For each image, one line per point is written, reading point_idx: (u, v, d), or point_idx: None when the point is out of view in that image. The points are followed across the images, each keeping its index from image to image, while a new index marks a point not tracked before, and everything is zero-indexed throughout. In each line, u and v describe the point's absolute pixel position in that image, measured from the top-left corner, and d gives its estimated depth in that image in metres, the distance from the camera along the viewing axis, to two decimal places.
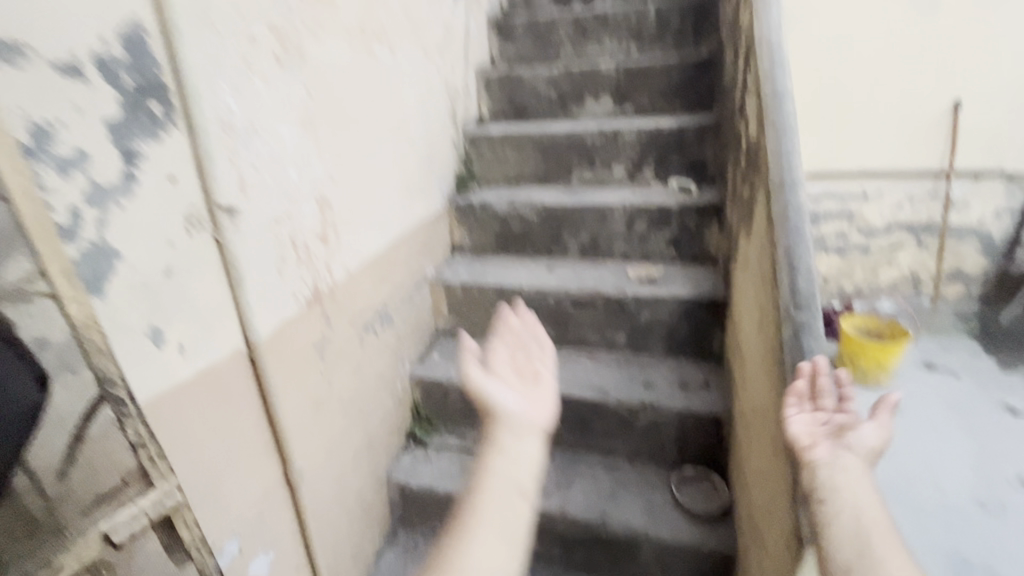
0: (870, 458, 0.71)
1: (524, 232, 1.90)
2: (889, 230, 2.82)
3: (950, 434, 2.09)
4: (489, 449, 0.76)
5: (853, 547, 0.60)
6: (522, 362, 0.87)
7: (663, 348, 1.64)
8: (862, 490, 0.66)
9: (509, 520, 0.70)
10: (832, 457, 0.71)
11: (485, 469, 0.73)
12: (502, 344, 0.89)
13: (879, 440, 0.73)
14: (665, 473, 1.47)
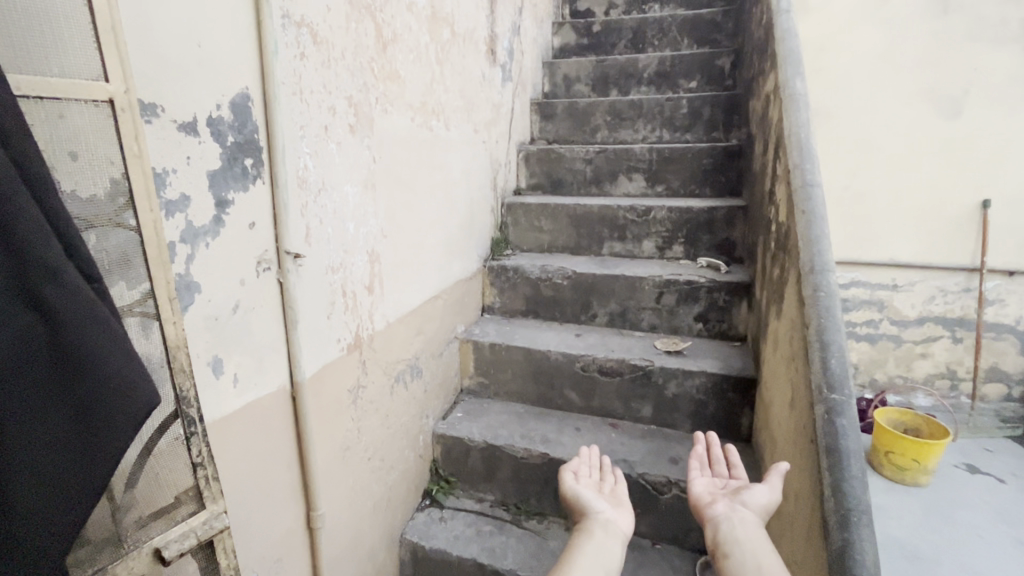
0: (760, 512, 0.88)
1: (554, 298, 1.95)
2: (921, 322, 2.79)
3: (1000, 545, 1.93)
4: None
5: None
6: (610, 489, 1.09)
7: (690, 423, 1.62)
8: (754, 537, 0.84)
9: None
10: (731, 512, 0.88)
11: None
12: (589, 486, 1.09)
13: (768, 497, 0.89)
14: (690, 557, 1.41)
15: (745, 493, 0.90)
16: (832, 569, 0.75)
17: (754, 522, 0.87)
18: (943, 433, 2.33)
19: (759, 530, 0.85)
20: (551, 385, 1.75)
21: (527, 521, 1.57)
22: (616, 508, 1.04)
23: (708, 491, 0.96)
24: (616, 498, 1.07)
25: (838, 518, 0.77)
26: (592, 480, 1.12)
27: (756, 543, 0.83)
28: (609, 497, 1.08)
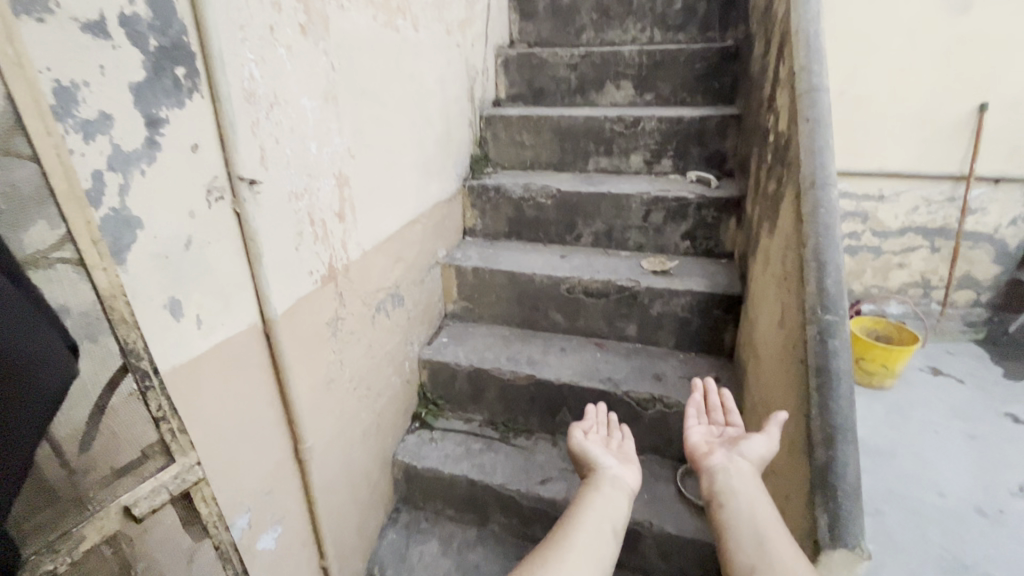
0: (756, 463, 0.86)
1: (538, 218, 1.88)
2: (902, 232, 2.80)
3: (953, 440, 2.08)
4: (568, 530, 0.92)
5: (749, 542, 0.76)
6: (618, 443, 1.12)
7: (674, 341, 1.63)
8: (752, 491, 0.82)
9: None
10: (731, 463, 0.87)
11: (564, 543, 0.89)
12: (596, 442, 1.11)
13: (765, 447, 0.87)
14: (671, 466, 1.48)
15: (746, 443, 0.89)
16: (815, 484, 0.77)
17: (753, 474, 0.85)
18: (913, 340, 2.41)
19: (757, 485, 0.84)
20: (537, 308, 1.73)
21: (514, 439, 1.61)
22: (623, 465, 1.06)
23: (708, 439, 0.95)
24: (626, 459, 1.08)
25: (823, 436, 0.78)
26: (598, 436, 1.14)
27: (754, 496, 0.82)
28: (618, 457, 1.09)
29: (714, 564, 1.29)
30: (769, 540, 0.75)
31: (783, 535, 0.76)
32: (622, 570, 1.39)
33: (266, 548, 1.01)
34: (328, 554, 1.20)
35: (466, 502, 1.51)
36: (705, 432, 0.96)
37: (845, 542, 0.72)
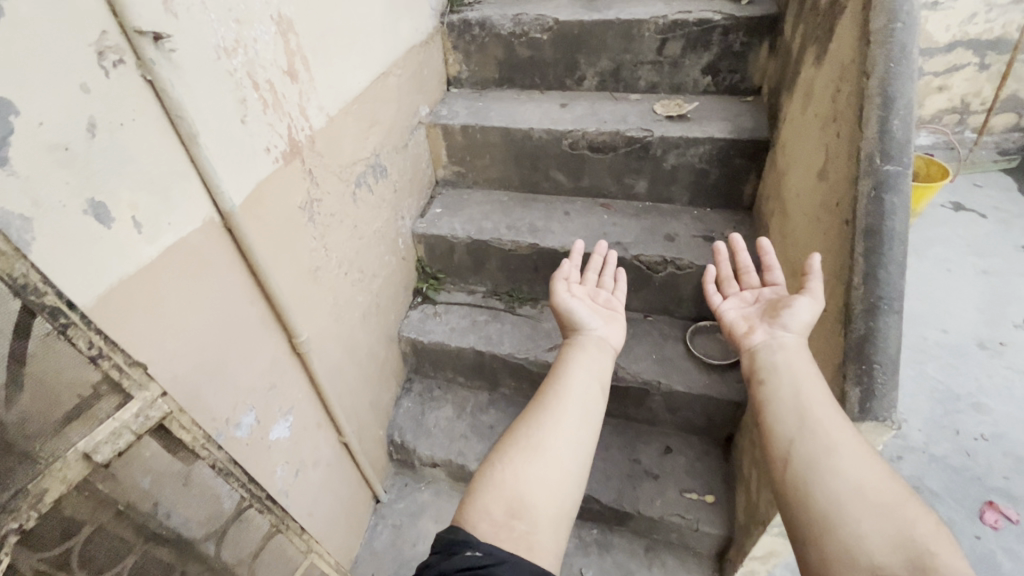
0: (803, 329, 0.78)
1: (533, 58, 1.60)
2: (951, 48, 2.43)
3: (963, 276, 2.05)
4: (568, 377, 0.82)
5: (791, 415, 0.70)
6: (606, 297, 1.00)
7: (689, 196, 1.49)
8: (799, 365, 0.75)
9: (572, 445, 0.74)
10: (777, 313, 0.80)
11: (563, 390, 0.80)
12: (583, 292, 0.99)
13: (810, 311, 0.78)
14: (680, 326, 1.45)
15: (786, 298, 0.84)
16: (847, 356, 0.72)
17: (794, 346, 0.77)
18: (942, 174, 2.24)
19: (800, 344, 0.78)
20: (537, 167, 1.56)
21: (520, 307, 1.57)
22: (611, 320, 0.95)
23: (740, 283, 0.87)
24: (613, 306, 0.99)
25: (864, 306, 0.70)
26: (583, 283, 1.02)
27: (803, 371, 0.74)
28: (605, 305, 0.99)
29: (720, 416, 1.33)
30: (815, 409, 0.69)
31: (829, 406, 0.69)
32: (629, 422, 1.45)
33: (280, 437, 1.02)
34: (345, 431, 1.23)
35: (476, 370, 1.54)
36: (738, 307, 0.87)
37: (877, 417, 0.69)
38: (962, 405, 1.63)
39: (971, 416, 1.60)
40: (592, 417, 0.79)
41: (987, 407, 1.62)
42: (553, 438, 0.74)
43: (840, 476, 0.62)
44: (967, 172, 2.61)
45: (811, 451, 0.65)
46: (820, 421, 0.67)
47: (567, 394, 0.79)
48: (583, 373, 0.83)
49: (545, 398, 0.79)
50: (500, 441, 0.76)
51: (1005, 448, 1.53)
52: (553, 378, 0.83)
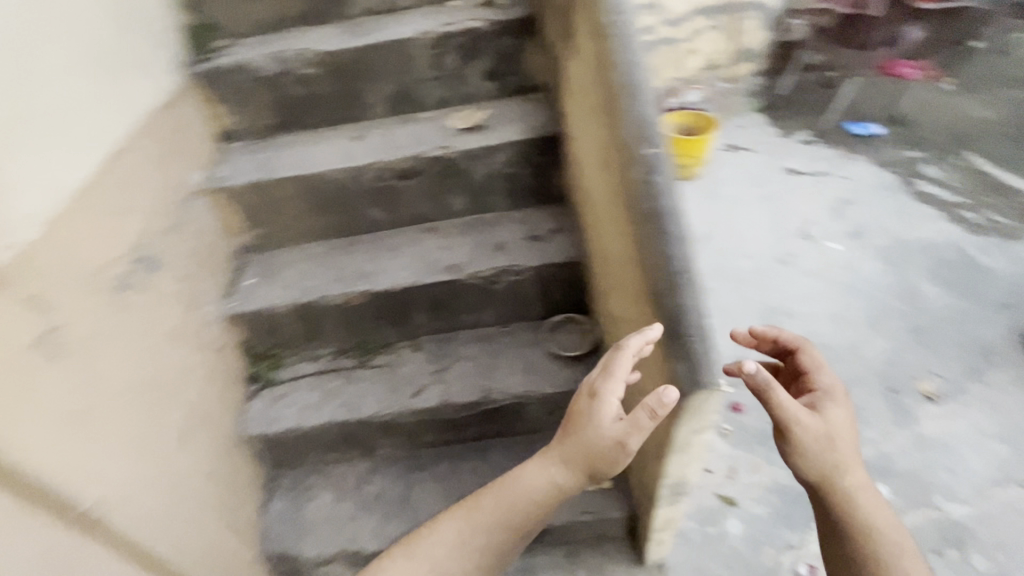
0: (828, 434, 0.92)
1: (309, 96, 1.48)
2: (688, 17, 2.83)
3: (750, 206, 2.38)
4: (517, 480, 1.00)
5: (827, 468, 0.91)
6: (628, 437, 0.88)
7: (507, 201, 1.49)
8: (829, 438, 0.92)
9: (444, 546, 0.97)
10: (812, 442, 0.91)
11: (501, 494, 1.00)
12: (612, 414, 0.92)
13: (838, 424, 0.93)
14: (536, 328, 1.45)
15: (834, 415, 0.94)
16: (668, 336, 0.74)
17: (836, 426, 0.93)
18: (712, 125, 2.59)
19: (849, 469, 0.91)
20: (348, 209, 1.45)
21: (374, 359, 1.45)
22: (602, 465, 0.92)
23: (774, 393, 0.90)
24: (612, 452, 0.89)
25: (667, 287, 0.73)
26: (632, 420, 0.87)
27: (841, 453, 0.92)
28: (610, 446, 0.89)
29: None
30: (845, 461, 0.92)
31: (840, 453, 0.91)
32: (519, 436, 1.43)
33: None
34: None
35: (344, 442, 1.39)
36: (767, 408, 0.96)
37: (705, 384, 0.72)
38: (780, 317, 1.89)
39: (787, 325, 1.86)
40: (488, 534, 0.99)
41: (797, 313, 1.89)
42: (444, 530, 0.99)
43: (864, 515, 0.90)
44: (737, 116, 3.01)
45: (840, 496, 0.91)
46: (845, 466, 0.91)
47: (496, 493, 1.00)
48: (527, 496, 0.98)
49: (494, 493, 1.01)
50: (431, 525, 1.00)
51: (818, 342, 1.79)
52: (518, 469, 1.01)
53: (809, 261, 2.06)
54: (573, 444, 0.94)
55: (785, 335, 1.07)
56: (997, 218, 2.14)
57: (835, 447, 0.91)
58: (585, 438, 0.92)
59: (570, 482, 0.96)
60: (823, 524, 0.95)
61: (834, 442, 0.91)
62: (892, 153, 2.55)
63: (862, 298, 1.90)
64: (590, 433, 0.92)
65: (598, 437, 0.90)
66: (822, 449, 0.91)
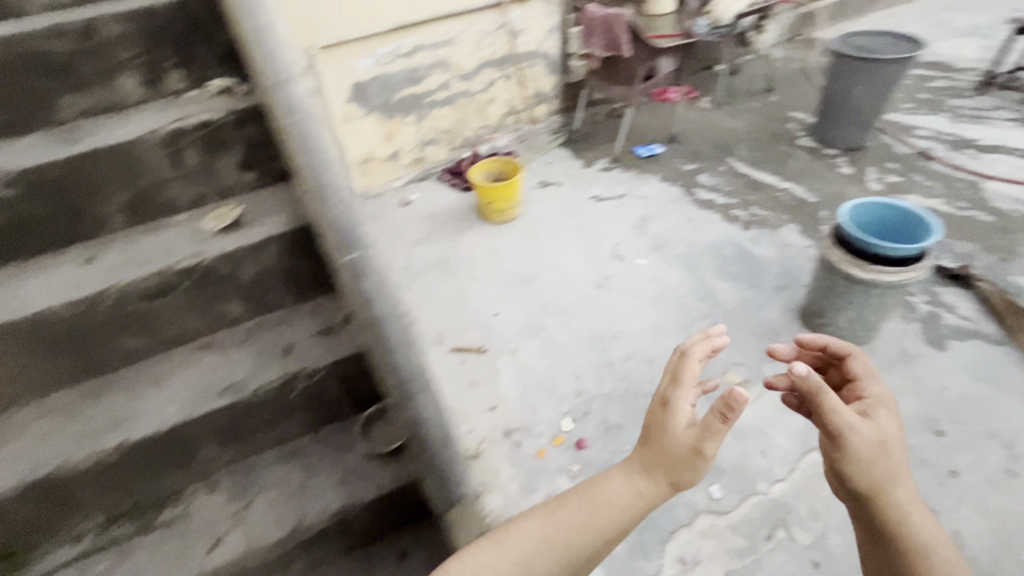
0: (882, 440, 0.91)
1: (13, 221, 1.20)
2: (479, 70, 2.98)
3: (567, 236, 2.52)
4: (601, 485, 0.91)
5: (882, 472, 0.89)
6: (711, 435, 0.84)
7: (290, 295, 1.35)
8: (883, 444, 0.91)
9: (515, 554, 0.87)
10: (865, 449, 0.90)
11: (580, 505, 0.90)
12: (688, 409, 0.91)
13: (888, 432, 0.93)
14: (349, 426, 1.32)
15: (883, 421, 0.94)
16: None
17: (889, 434, 0.92)
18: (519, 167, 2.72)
19: (900, 484, 0.89)
20: (87, 347, 1.20)
21: (156, 516, 1.19)
22: (688, 473, 0.87)
23: (827, 396, 0.93)
24: (692, 457, 0.86)
25: None
26: (715, 419, 0.84)
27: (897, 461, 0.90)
28: (688, 454, 0.87)
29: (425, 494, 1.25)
30: (897, 471, 0.90)
31: (893, 460, 0.90)
32: (355, 551, 1.27)
33: None
34: None
35: None
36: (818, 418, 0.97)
37: None
38: (608, 340, 1.98)
39: (615, 346, 1.95)
40: (564, 548, 0.88)
41: (622, 332, 2.00)
42: (517, 537, 0.89)
43: (912, 522, 0.88)
44: (547, 151, 3.19)
45: (891, 506, 0.88)
46: (897, 475, 0.90)
47: (577, 507, 0.90)
48: (612, 508, 0.89)
49: (578, 499, 0.91)
50: (502, 537, 0.89)
51: (643, 357, 1.91)
52: (601, 474, 0.93)
53: (624, 281, 2.22)
54: (655, 453, 0.90)
55: (833, 344, 1.12)
56: (761, 211, 2.51)
57: (889, 457, 0.90)
58: (666, 446, 0.89)
59: (660, 492, 0.89)
60: (870, 530, 0.92)
61: (887, 449, 0.90)
62: (675, 168, 2.90)
63: (671, 306, 2.08)
64: (668, 443, 0.89)
65: (677, 439, 0.88)
66: (874, 458, 0.89)
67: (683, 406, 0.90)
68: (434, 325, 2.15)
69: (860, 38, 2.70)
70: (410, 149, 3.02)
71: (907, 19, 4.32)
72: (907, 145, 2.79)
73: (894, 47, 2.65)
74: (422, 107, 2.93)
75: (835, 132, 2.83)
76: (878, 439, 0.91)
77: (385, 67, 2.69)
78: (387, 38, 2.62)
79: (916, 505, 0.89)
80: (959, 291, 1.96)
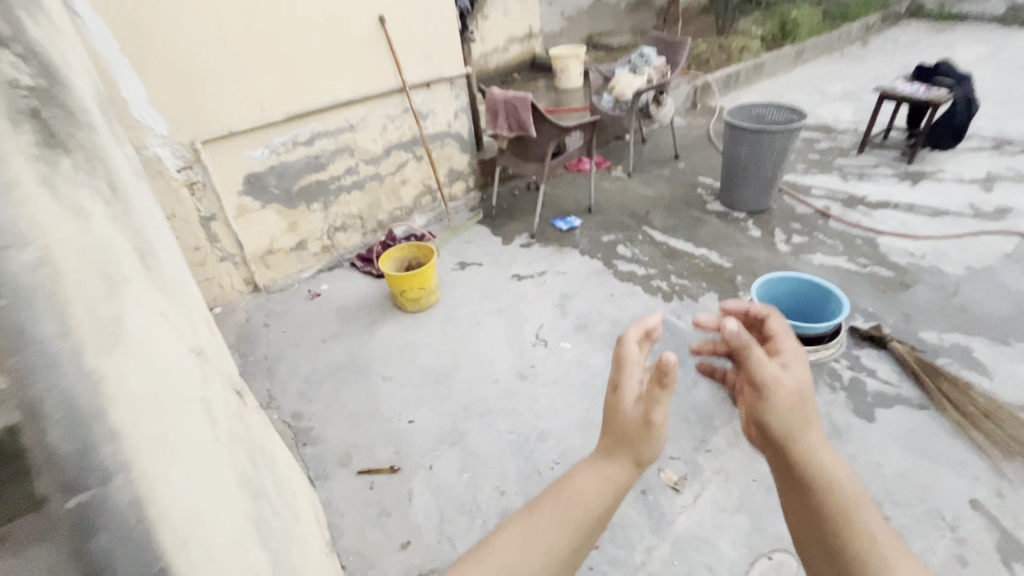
0: (800, 394, 0.80)
1: None
2: (388, 153, 2.89)
3: (488, 321, 2.37)
4: (527, 525, 0.68)
5: (804, 432, 0.77)
6: (662, 403, 0.72)
7: None
8: (801, 399, 0.80)
9: None
10: (786, 401, 0.79)
11: (507, 543, 0.67)
12: (633, 374, 0.76)
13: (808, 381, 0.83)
14: None
15: (798, 372, 0.84)
16: None
17: (801, 386, 0.81)
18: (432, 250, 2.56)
19: (818, 434, 0.77)
20: None
21: None
22: (641, 464, 0.73)
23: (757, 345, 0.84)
24: (646, 438, 0.72)
25: None
26: (656, 387, 0.72)
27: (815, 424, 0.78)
28: (640, 427, 0.73)
29: None
30: (816, 428, 0.78)
31: (808, 411, 0.79)
32: None
33: None
34: None
35: None
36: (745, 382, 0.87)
37: None
38: (533, 442, 1.79)
39: (541, 449, 1.77)
40: None
41: (548, 431, 1.82)
42: None
43: (843, 492, 0.71)
44: (466, 229, 3.09)
45: (818, 480, 0.72)
46: (817, 441, 0.76)
47: (497, 549, 0.66)
48: (578, 510, 0.69)
49: (518, 536, 0.67)
50: None
51: (572, 459, 1.73)
52: (551, 488, 0.73)
53: (548, 369, 2.07)
54: (611, 436, 0.76)
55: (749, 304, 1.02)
56: (680, 281, 2.48)
57: (806, 411, 0.79)
58: (623, 431, 0.73)
59: (622, 485, 0.72)
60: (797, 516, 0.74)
61: (805, 402, 0.80)
62: (594, 240, 2.87)
63: (599, 395, 1.94)
64: (620, 425, 0.74)
65: (629, 423, 0.72)
66: (792, 408, 0.79)
67: (628, 373, 0.75)
68: (339, 443, 1.88)
69: (752, 113, 2.92)
70: (317, 238, 2.83)
71: (788, 87, 4.75)
72: (806, 205, 2.92)
73: (780, 120, 2.87)
74: (327, 194, 2.77)
75: (739, 197, 2.93)
76: (795, 401, 0.79)
77: (281, 156, 2.53)
78: (281, 127, 2.47)
79: (840, 468, 0.74)
80: (876, 354, 1.96)
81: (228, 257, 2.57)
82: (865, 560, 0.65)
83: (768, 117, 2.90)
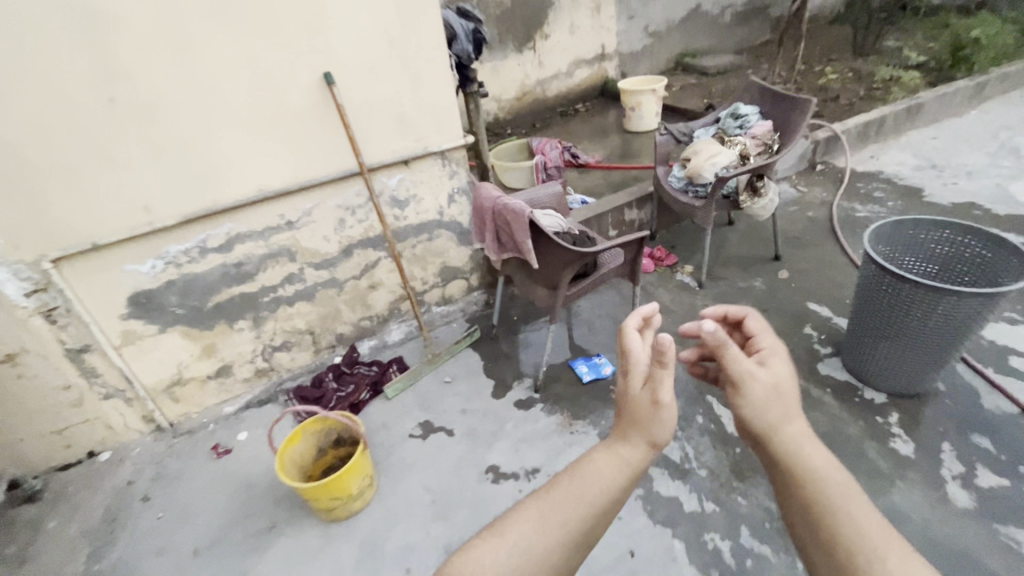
0: (768, 385, 0.83)
1: None
2: (348, 253, 2.10)
3: (426, 566, 1.51)
4: (588, 462, 0.79)
5: (771, 416, 0.80)
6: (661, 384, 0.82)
7: None
8: (767, 390, 0.83)
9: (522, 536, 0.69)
10: (761, 394, 0.82)
11: (568, 472, 0.78)
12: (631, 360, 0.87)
13: (783, 375, 0.86)
14: None
15: (778, 366, 0.87)
16: None
17: (763, 380, 0.84)
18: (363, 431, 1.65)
19: (799, 421, 0.79)
20: None
21: None
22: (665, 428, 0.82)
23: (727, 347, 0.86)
24: (653, 410, 0.82)
25: None
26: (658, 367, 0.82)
27: (784, 410, 0.81)
28: (650, 407, 0.83)
29: None
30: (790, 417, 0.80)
31: (787, 389, 0.84)
32: None
33: None
34: None
35: None
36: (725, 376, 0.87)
37: None
38: None
39: None
40: (587, 509, 0.73)
41: None
42: (520, 514, 0.72)
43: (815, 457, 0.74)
44: (452, 355, 2.22)
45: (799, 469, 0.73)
46: (782, 424, 0.79)
47: (580, 463, 0.79)
48: (602, 477, 0.77)
49: (569, 475, 0.78)
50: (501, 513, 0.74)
51: None
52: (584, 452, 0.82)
53: None
54: (624, 420, 0.85)
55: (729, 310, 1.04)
56: (757, 540, 1.45)
57: (786, 401, 0.82)
58: (635, 408, 0.84)
59: (642, 452, 0.80)
60: (790, 512, 0.72)
61: (783, 395, 0.82)
62: None
63: None
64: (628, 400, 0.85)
65: (637, 397, 0.84)
66: (769, 404, 0.81)
67: (630, 346, 0.88)
68: None
69: (916, 262, 1.85)
70: (247, 361, 2.11)
71: (962, 141, 3.33)
72: (1000, 397, 1.73)
73: (968, 273, 1.73)
74: (258, 308, 2.03)
75: (880, 369, 1.79)
76: (768, 390, 0.83)
77: (183, 268, 1.82)
78: (179, 230, 1.76)
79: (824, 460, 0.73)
80: None
81: (114, 393, 1.91)
82: (836, 527, 0.66)
83: (942, 268, 1.80)
